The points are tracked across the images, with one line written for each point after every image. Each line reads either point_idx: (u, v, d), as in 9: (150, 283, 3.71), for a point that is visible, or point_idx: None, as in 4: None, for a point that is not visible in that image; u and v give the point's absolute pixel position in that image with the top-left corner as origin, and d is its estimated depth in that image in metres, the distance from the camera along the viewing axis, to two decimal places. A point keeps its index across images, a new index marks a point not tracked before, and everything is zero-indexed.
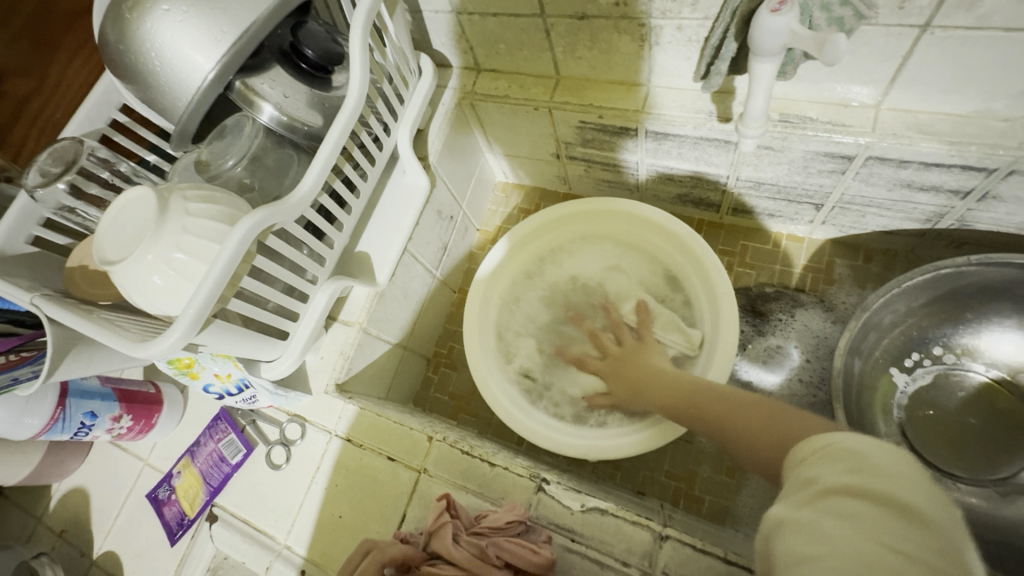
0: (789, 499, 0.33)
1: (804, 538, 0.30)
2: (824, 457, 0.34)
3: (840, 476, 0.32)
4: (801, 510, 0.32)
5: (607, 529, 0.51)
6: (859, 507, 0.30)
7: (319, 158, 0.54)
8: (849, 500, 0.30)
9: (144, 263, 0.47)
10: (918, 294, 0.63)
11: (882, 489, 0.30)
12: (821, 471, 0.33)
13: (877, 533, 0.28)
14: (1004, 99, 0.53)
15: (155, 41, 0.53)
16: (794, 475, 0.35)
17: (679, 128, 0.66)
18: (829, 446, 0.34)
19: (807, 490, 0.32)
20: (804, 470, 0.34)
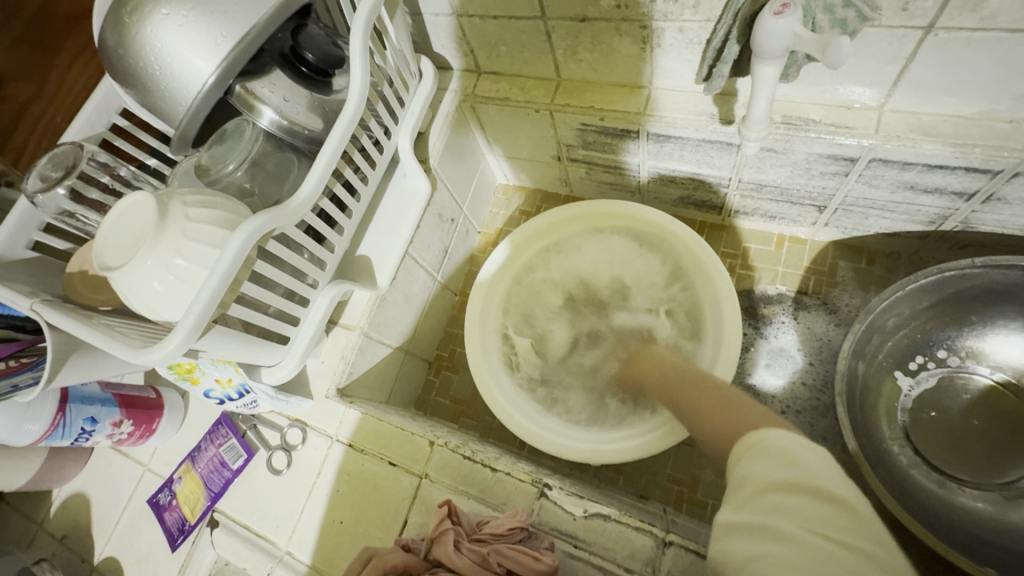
0: (732, 502, 0.37)
1: (755, 539, 0.33)
2: (757, 455, 0.38)
3: (773, 474, 0.36)
4: (746, 512, 0.35)
5: (610, 534, 0.51)
6: (794, 501, 0.34)
7: (319, 162, 0.54)
8: (783, 497, 0.34)
9: (144, 268, 0.46)
10: (921, 297, 0.62)
11: (813, 485, 0.34)
12: (756, 470, 0.37)
13: (815, 525, 0.32)
14: (1009, 101, 0.52)
15: (155, 46, 0.53)
16: (733, 475, 0.39)
17: (681, 130, 0.66)
18: (758, 445, 0.38)
19: (746, 490, 0.36)
20: (739, 470, 0.38)
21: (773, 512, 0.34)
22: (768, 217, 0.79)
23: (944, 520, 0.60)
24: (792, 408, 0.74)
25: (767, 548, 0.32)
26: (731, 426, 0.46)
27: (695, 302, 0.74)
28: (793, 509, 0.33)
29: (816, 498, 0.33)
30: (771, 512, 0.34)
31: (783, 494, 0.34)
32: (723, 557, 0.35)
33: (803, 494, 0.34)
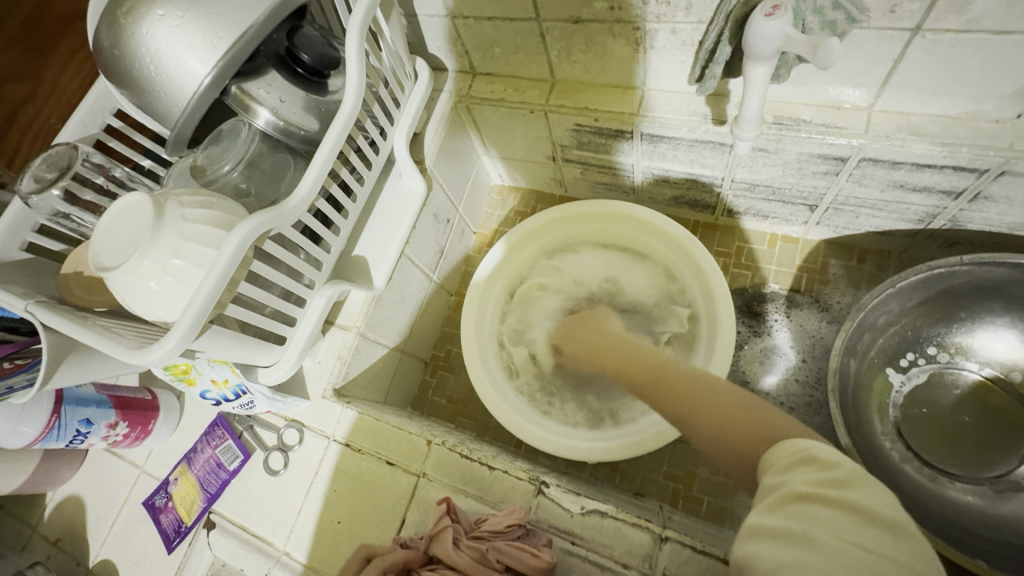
0: (761, 505, 0.34)
1: (785, 544, 0.31)
2: (800, 465, 0.35)
3: (810, 481, 0.33)
4: (776, 515, 0.32)
5: (607, 531, 0.51)
6: (829, 512, 0.31)
7: (316, 163, 0.54)
8: (822, 507, 0.31)
9: (141, 269, 0.46)
10: (911, 295, 0.63)
11: (851, 495, 0.32)
12: (793, 478, 0.34)
13: (854, 537, 0.30)
14: (995, 101, 0.53)
15: (151, 47, 0.53)
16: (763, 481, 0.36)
17: (674, 130, 0.67)
18: (799, 454, 0.36)
19: (776, 493, 0.34)
20: (774, 477, 0.36)
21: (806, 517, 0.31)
22: (761, 216, 0.80)
23: (936, 514, 0.61)
24: (786, 405, 0.74)
25: (801, 554, 0.29)
26: (716, 418, 0.43)
27: (692, 302, 0.75)
28: (830, 520, 0.31)
29: (853, 511, 0.31)
30: (804, 519, 0.31)
31: (820, 503, 0.32)
32: (747, 559, 0.32)
33: (842, 507, 0.31)
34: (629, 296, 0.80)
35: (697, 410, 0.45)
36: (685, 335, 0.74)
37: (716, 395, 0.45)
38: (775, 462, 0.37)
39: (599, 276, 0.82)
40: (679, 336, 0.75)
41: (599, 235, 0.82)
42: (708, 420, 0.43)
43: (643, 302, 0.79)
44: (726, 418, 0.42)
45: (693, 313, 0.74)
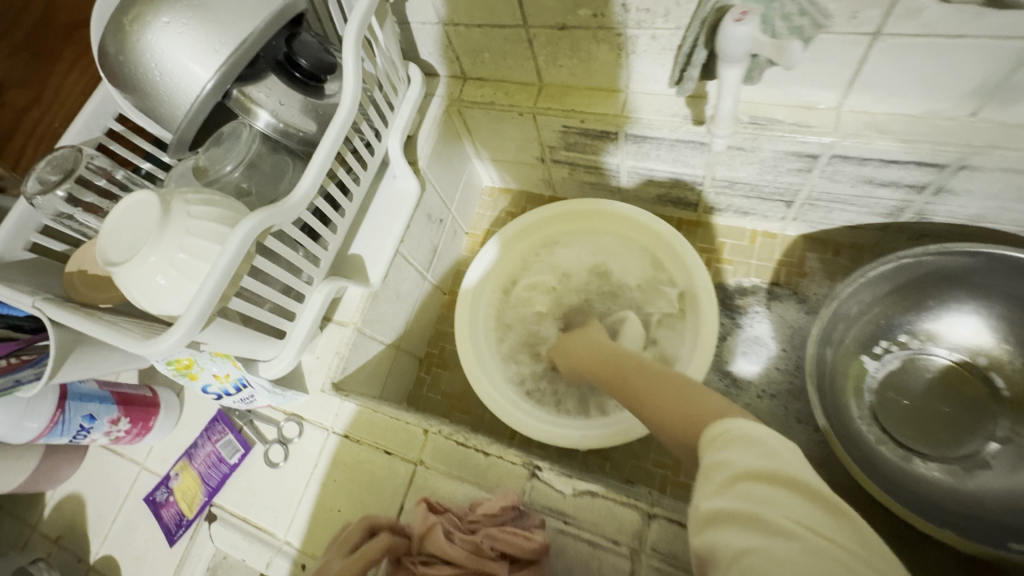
0: (710, 489, 0.36)
1: (744, 529, 0.32)
2: (730, 445, 0.38)
3: (749, 462, 0.35)
4: (729, 498, 0.34)
5: (598, 511, 0.54)
6: (778, 491, 0.33)
7: (315, 162, 0.57)
8: (766, 489, 0.34)
9: (148, 264, 0.48)
10: (882, 284, 0.67)
11: (792, 475, 0.34)
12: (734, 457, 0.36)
13: (802, 516, 0.32)
14: (952, 101, 0.57)
15: (155, 53, 0.55)
16: (705, 459, 0.39)
17: (657, 131, 0.70)
18: (730, 436, 0.38)
19: (721, 476, 0.36)
20: (711, 459, 0.38)
21: (752, 498, 0.33)
22: (741, 212, 0.83)
23: (910, 491, 0.64)
24: (768, 393, 0.77)
25: (756, 541, 0.31)
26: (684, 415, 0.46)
27: (677, 281, 0.77)
28: (777, 500, 0.33)
29: (795, 490, 0.33)
30: (749, 499, 0.33)
31: (759, 482, 0.34)
32: (709, 549, 0.34)
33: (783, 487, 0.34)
34: (619, 286, 0.83)
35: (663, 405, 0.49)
36: (675, 313, 0.77)
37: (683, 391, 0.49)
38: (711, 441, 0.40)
39: (587, 266, 0.85)
40: (669, 315, 0.77)
41: (587, 229, 0.85)
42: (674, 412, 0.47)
43: (631, 288, 0.82)
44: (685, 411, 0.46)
45: (680, 293, 0.76)
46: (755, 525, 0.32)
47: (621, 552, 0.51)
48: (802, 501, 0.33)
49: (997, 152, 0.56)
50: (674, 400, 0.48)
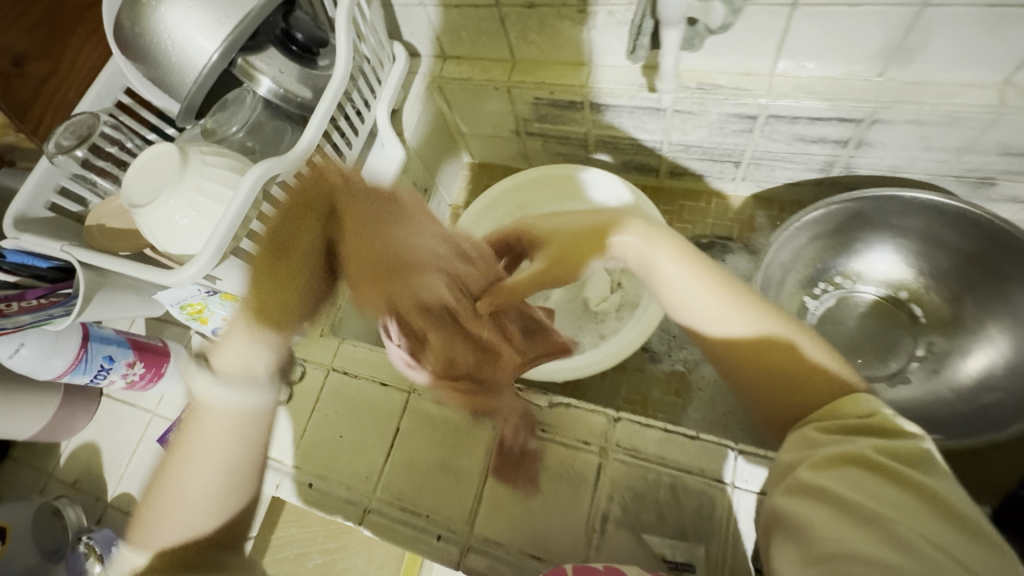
0: (812, 463, 0.42)
1: (840, 508, 0.39)
2: (846, 431, 0.44)
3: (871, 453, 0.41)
4: (828, 476, 0.41)
5: (570, 419, 0.61)
6: (900, 494, 0.38)
7: (314, 121, 0.64)
8: (887, 487, 0.39)
9: (168, 206, 0.55)
10: (815, 229, 0.76)
11: (923, 486, 0.38)
12: (863, 444, 0.42)
13: (919, 525, 0.36)
14: (863, 63, 0.67)
15: (167, 25, 0.62)
16: (818, 433, 0.44)
17: (618, 98, 0.79)
18: (849, 422, 0.44)
19: (828, 454, 0.42)
20: (814, 432, 0.45)
21: (861, 488, 0.39)
22: (696, 176, 0.93)
23: None
24: None
25: (854, 525, 0.37)
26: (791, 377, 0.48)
27: None
28: (897, 505, 0.38)
29: (920, 496, 0.38)
30: (855, 488, 0.39)
31: (868, 474, 0.40)
32: (789, 514, 0.41)
33: (903, 487, 0.39)
34: None
35: (757, 351, 0.50)
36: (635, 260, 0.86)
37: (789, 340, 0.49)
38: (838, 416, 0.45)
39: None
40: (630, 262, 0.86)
41: (557, 194, 0.93)
42: (786, 368, 0.48)
43: None
44: (804, 376, 0.48)
45: None
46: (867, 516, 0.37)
47: (591, 449, 0.59)
48: (917, 504, 0.38)
49: (901, 105, 0.67)
50: (785, 356, 0.49)
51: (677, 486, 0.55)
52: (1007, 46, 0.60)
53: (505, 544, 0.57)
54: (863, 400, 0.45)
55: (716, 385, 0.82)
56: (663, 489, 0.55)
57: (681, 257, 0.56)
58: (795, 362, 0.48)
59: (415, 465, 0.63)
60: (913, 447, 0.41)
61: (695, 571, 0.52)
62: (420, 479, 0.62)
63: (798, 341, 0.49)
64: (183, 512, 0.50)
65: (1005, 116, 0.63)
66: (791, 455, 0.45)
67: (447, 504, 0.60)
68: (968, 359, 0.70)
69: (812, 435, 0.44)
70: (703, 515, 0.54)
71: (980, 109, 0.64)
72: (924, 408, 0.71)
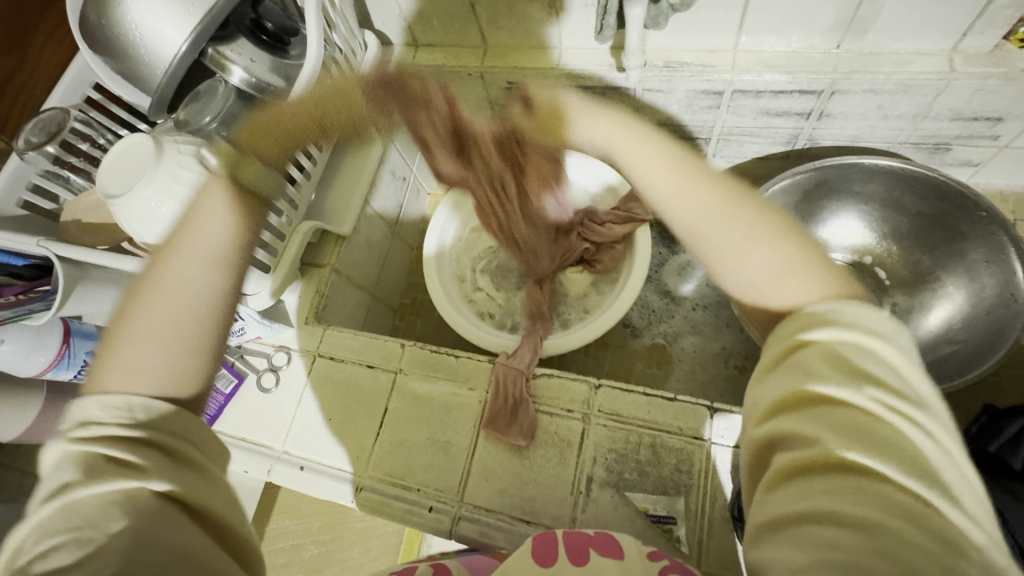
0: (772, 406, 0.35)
1: (820, 466, 0.30)
2: (817, 341, 0.34)
3: (847, 382, 0.32)
4: (798, 421, 0.33)
5: (554, 387, 0.64)
6: (876, 429, 0.31)
7: (288, 109, 0.65)
8: (863, 419, 0.31)
9: (145, 196, 0.55)
10: (783, 199, 0.78)
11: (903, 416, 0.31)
12: (822, 363, 0.33)
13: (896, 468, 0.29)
14: (820, 35, 0.70)
15: (134, 16, 0.62)
16: (785, 352, 0.36)
17: (588, 80, 0.81)
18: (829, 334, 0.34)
19: (798, 390, 0.33)
20: (780, 355, 0.36)
21: (842, 431, 0.31)
22: None
23: None
24: (701, 305, 0.88)
25: (833, 483, 0.29)
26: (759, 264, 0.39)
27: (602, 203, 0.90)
28: (878, 455, 0.30)
29: (903, 438, 0.30)
30: (833, 432, 0.31)
31: (845, 415, 0.31)
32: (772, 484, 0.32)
33: (884, 421, 0.31)
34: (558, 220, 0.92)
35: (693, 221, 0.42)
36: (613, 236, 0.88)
37: (754, 218, 0.40)
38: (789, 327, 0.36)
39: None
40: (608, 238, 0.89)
41: None
42: (724, 251, 0.40)
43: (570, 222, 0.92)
44: (767, 271, 0.38)
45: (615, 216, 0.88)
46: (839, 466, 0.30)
47: (574, 417, 0.61)
48: (914, 455, 0.30)
49: (857, 76, 0.69)
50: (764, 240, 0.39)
51: (658, 445, 0.58)
52: (951, 16, 0.63)
53: (494, 511, 0.59)
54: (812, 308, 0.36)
55: (695, 355, 0.85)
56: (643, 449, 0.58)
57: (640, 136, 0.48)
58: (745, 246, 0.39)
59: (403, 443, 0.65)
60: (893, 376, 0.32)
61: (677, 523, 0.54)
62: (409, 456, 0.64)
63: (787, 253, 0.38)
64: (161, 334, 0.38)
65: (953, 82, 0.67)
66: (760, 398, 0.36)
67: (437, 477, 0.62)
68: (929, 315, 0.73)
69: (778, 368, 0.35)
70: (681, 470, 0.57)
71: (931, 76, 0.67)
72: None
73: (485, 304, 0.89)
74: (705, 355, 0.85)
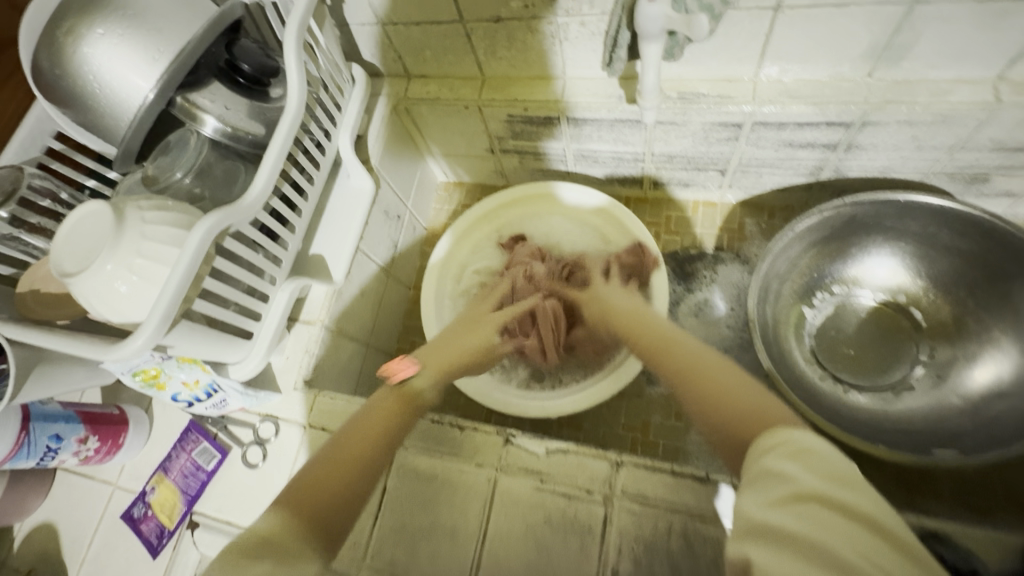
0: (763, 499, 0.36)
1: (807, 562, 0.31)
2: (804, 458, 0.37)
3: (831, 489, 0.35)
4: (783, 515, 0.34)
5: (569, 465, 0.57)
6: (851, 524, 0.33)
7: (267, 163, 0.58)
8: (843, 521, 0.33)
9: (105, 272, 0.49)
10: (808, 236, 0.72)
11: (871, 514, 0.33)
12: (793, 474, 0.36)
13: (870, 557, 0.31)
14: (849, 64, 0.64)
15: (92, 65, 0.56)
16: (758, 464, 0.39)
17: (596, 112, 0.75)
18: (803, 447, 0.38)
19: (783, 490, 0.35)
20: (773, 461, 0.38)
21: (824, 528, 0.33)
22: (682, 185, 0.89)
23: (851, 419, 0.70)
24: (721, 349, 0.83)
25: None
26: (730, 403, 0.45)
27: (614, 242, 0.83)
28: (859, 548, 0.31)
29: (878, 534, 0.32)
30: (815, 526, 0.33)
31: (827, 509, 0.34)
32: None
33: (862, 523, 0.33)
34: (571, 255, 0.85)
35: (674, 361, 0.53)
36: None
37: (718, 368, 0.49)
38: (765, 445, 0.40)
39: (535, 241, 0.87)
40: None
41: (528, 198, 0.87)
42: (687, 383, 0.49)
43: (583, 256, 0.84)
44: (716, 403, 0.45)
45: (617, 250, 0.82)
46: (819, 544, 0.32)
47: (595, 499, 0.55)
48: (888, 549, 0.32)
49: (891, 107, 0.63)
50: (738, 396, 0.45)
51: (691, 533, 0.52)
52: (998, 44, 0.57)
53: None
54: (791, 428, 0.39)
55: None
56: (674, 539, 0.52)
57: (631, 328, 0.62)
58: (726, 394, 0.46)
59: (405, 529, 0.58)
60: (854, 480, 0.35)
61: None
62: (412, 544, 0.57)
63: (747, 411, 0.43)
64: None
65: (999, 113, 0.61)
66: (740, 493, 0.38)
67: (441, 569, 0.55)
68: (975, 369, 0.67)
69: (757, 471, 0.38)
70: (720, 565, 0.50)
71: (974, 106, 0.61)
72: (929, 418, 0.68)
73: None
74: None
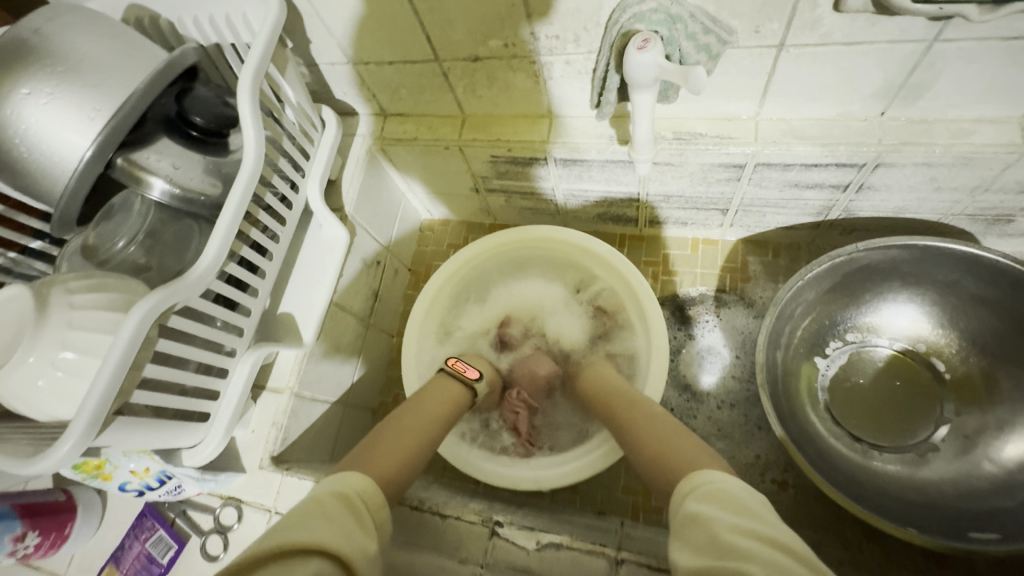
0: (689, 546, 0.36)
1: None
2: (715, 497, 0.38)
3: (734, 517, 0.36)
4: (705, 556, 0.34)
5: (563, 563, 0.51)
6: (758, 546, 0.33)
7: (220, 227, 0.52)
8: (743, 538, 0.33)
9: (26, 367, 0.43)
10: (822, 282, 0.66)
11: (776, 537, 0.33)
12: (704, 511, 0.37)
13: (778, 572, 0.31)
14: (859, 102, 0.58)
15: (19, 128, 0.50)
16: (682, 511, 0.39)
17: (586, 153, 0.69)
18: (716, 487, 0.39)
19: (702, 530, 0.36)
20: (691, 506, 0.39)
21: (726, 554, 0.33)
22: (680, 223, 0.84)
23: (873, 488, 0.63)
24: (727, 403, 0.77)
25: None
26: (679, 457, 0.47)
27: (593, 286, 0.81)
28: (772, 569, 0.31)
29: (787, 554, 0.32)
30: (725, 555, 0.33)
31: (737, 536, 0.34)
32: None
33: (763, 543, 0.33)
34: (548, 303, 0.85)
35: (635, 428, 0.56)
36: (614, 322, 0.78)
37: (669, 431, 0.52)
38: (685, 490, 0.41)
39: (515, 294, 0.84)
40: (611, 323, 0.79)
41: (511, 253, 0.81)
42: (641, 451, 0.52)
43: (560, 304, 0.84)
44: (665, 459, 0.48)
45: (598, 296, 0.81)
46: (726, 567, 0.32)
47: None
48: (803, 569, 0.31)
49: (909, 148, 0.58)
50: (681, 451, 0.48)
51: None
52: None
53: None
54: (708, 469, 0.41)
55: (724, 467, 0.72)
56: None
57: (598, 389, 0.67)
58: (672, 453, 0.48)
59: None
60: (755, 505, 0.37)
61: None
62: None
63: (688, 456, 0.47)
64: None
65: None
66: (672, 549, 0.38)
67: None
68: (1007, 440, 0.60)
69: (681, 519, 0.39)
70: None
71: (999, 148, 0.55)
72: (957, 488, 0.62)
73: (474, 413, 0.76)
74: (736, 465, 0.73)
